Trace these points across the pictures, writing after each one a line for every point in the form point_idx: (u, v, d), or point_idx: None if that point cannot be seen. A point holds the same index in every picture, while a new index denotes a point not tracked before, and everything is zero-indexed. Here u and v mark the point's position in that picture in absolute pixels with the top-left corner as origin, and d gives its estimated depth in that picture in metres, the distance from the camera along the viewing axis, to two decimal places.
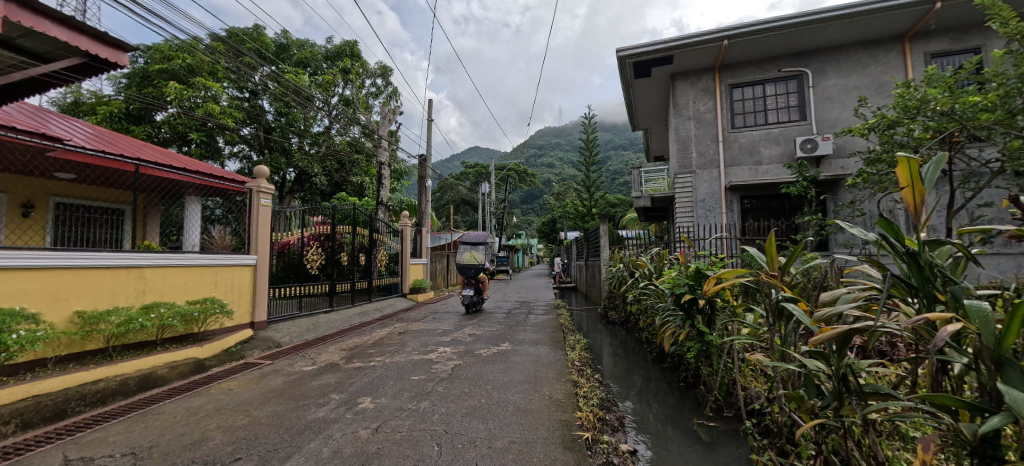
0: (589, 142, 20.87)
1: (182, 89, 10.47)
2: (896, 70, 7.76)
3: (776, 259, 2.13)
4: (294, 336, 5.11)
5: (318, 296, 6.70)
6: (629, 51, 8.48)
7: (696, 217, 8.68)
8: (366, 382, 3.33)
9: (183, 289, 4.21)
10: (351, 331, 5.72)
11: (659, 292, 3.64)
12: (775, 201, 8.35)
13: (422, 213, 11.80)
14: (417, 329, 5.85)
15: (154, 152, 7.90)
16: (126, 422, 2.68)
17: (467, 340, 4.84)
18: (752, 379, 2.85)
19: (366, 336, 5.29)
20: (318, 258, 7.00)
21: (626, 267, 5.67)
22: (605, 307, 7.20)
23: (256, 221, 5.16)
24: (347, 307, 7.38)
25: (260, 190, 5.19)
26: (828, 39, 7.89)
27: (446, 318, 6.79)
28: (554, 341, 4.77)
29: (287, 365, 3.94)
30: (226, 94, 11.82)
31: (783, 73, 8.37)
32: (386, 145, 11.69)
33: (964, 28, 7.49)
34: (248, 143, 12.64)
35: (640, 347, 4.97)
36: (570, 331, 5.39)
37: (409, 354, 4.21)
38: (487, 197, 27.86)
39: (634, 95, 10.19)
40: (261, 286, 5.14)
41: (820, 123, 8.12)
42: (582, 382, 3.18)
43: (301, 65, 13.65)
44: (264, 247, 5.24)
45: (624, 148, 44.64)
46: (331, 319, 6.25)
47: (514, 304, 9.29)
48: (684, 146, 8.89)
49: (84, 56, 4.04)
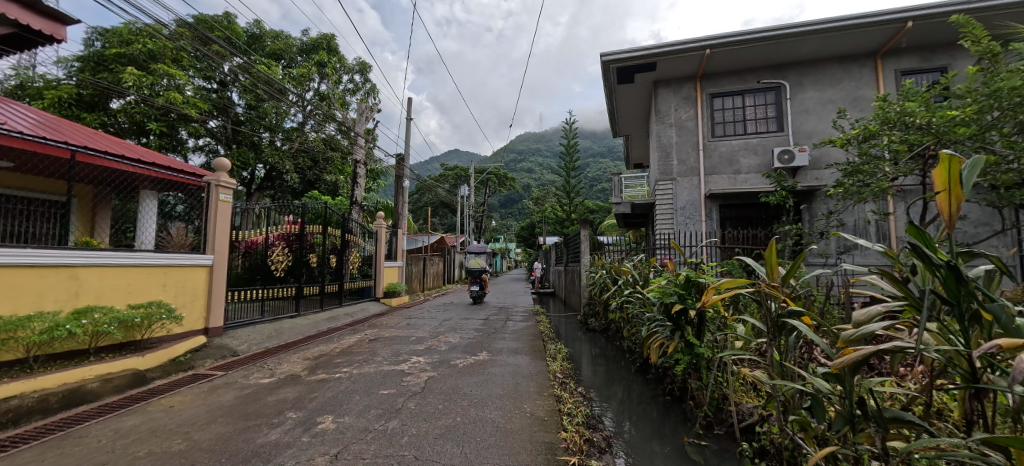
0: (570, 147, 20.96)
1: (142, 75, 9.74)
2: (868, 86, 8.03)
3: (776, 269, 2.02)
4: (254, 344, 4.70)
5: (284, 299, 6.27)
6: (613, 56, 8.43)
7: (676, 224, 8.68)
8: (330, 397, 3.02)
9: (124, 291, 3.76)
10: (317, 338, 5.34)
11: (646, 302, 3.51)
12: (752, 209, 8.49)
13: (399, 215, 11.41)
14: (389, 336, 5.53)
15: (108, 142, 7.29)
16: (37, 447, 2.28)
17: (443, 349, 4.56)
18: (743, 394, 2.74)
19: (334, 344, 4.94)
20: (284, 259, 6.54)
21: (609, 274, 5.53)
22: (585, 314, 7.07)
23: (215, 217, 4.75)
24: (315, 311, 6.96)
25: (219, 184, 4.78)
26: (805, 53, 8.10)
27: (421, 324, 6.49)
28: (534, 350, 4.56)
29: (241, 377, 3.57)
30: (192, 83, 11.12)
31: (762, 84, 8.53)
32: (363, 143, 11.28)
33: (931, 48, 7.82)
34: (214, 136, 11.95)
35: (622, 356, 4.83)
36: (550, 339, 5.20)
37: (379, 364, 3.91)
38: (467, 200, 27.52)
39: (616, 101, 10.19)
40: (218, 288, 4.71)
41: (796, 135, 8.29)
42: (565, 397, 2.97)
43: (275, 57, 13.05)
44: (224, 246, 4.82)
45: (603, 156, 45.26)
46: (296, 325, 5.84)
47: (492, 309, 9.04)
48: (665, 154, 8.92)
49: (13, 26, 3.59)
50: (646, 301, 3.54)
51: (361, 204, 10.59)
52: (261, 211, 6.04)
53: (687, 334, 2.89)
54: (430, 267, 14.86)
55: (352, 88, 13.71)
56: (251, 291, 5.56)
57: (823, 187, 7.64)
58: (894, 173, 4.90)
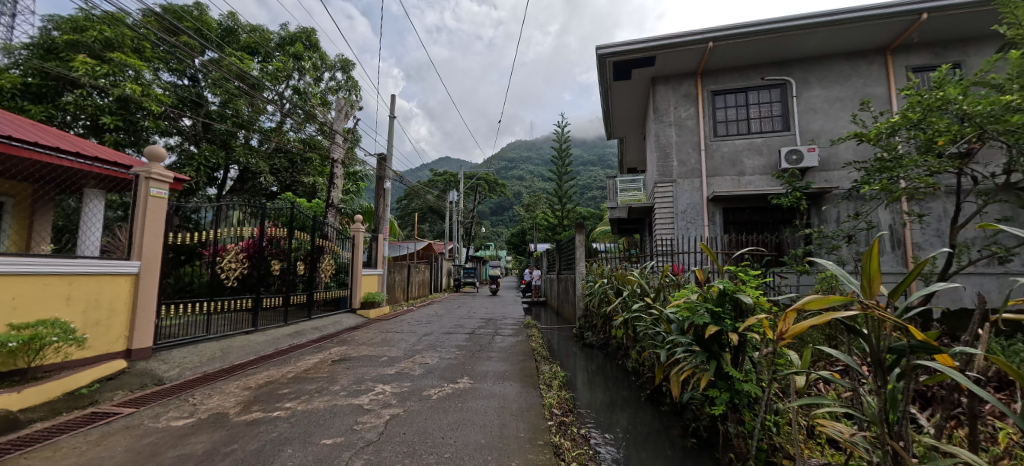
0: (562, 152, 20.56)
1: (96, 65, 8.84)
2: (878, 83, 7.63)
3: (876, 287, 1.44)
4: (188, 368, 3.90)
5: (239, 312, 5.45)
6: (609, 49, 7.88)
7: (676, 229, 8.12)
8: (252, 450, 2.25)
9: (7, 307, 2.94)
10: (271, 360, 4.55)
11: (663, 320, 2.86)
12: (757, 213, 7.90)
13: (379, 219, 10.59)
14: (358, 355, 4.76)
15: (39, 132, 6.33)
16: None
17: (417, 373, 3.83)
18: (804, 447, 2.07)
19: (288, 368, 4.17)
20: (238, 267, 5.57)
21: (610, 285, 4.86)
22: (581, 328, 6.43)
23: (142, 214, 3.95)
24: (278, 326, 6.15)
25: (150, 177, 3.98)
26: (813, 48, 7.66)
27: (398, 341, 5.72)
28: (525, 374, 3.85)
29: (150, 418, 2.77)
30: (159, 78, 10.29)
31: (767, 81, 8.07)
32: (342, 141, 10.52)
33: (943, 44, 7.47)
34: (183, 135, 11.14)
35: (627, 380, 4.14)
36: (544, 359, 4.51)
37: (333, 397, 3.13)
38: (456, 206, 26.73)
39: (611, 99, 9.65)
40: (147, 301, 3.95)
41: (804, 135, 7.81)
42: (567, 450, 2.27)
43: (250, 52, 12.29)
44: (155, 251, 4.04)
45: (593, 164, 45.09)
46: (251, 342, 5.03)
47: (480, 321, 8.31)
48: (665, 154, 8.36)
49: None
50: (665, 319, 2.89)
51: (338, 207, 9.82)
52: (240, 212, 5.62)
53: (721, 364, 2.21)
54: (415, 275, 14.05)
55: (333, 85, 12.96)
56: (192, 304, 4.69)
57: (835, 189, 7.15)
58: (932, 168, 4.37)
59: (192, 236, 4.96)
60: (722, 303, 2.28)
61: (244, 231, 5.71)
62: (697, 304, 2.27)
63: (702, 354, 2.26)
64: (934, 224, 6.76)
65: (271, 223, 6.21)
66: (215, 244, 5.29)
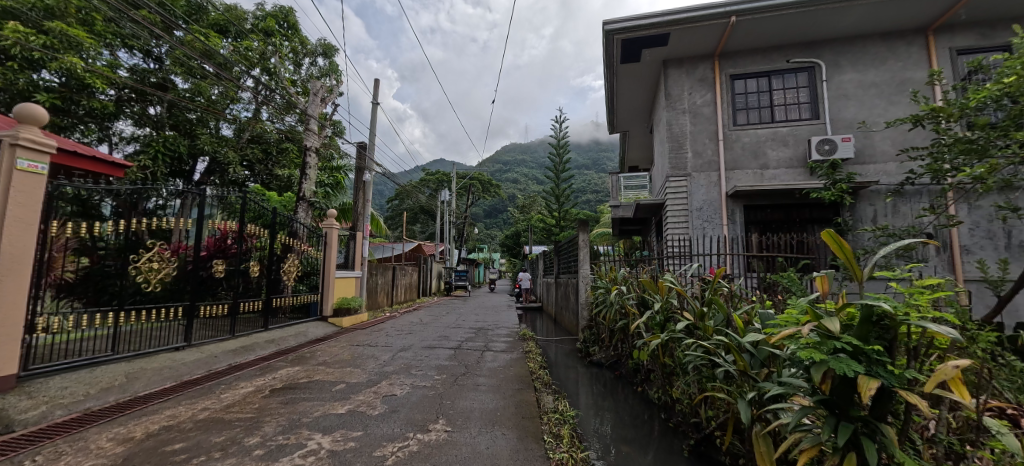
0: (560, 149, 19.67)
1: (30, 33, 7.55)
2: (918, 66, 6.84)
3: None
4: (60, 405, 2.85)
5: (168, 325, 4.40)
6: (618, 24, 6.94)
7: (691, 228, 7.21)
8: None
9: None
10: (193, 387, 3.51)
11: (733, 350, 1.92)
12: (782, 212, 6.97)
13: (359, 215, 9.56)
14: (309, 380, 3.76)
15: None
16: None
17: (377, 411, 2.84)
18: None
19: (206, 400, 3.14)
20: (162, 268, 4.43)
21: (632, 293, 3.89)
22: (585, 342, 5.53)
23: (3, 194, 2.90)
24: (223, 340, 5.09)
25: (18, 143, 2.96)
26: (847, 25, 6.82)
27: (367, 359, 4.70)
28: (523, 414, 2.86)
29: None
30: (116, 57, 9.16)
31: (792, 64, 7.22)
32: (318, 128, 9.42)
33: (990, 24, 6.72)
34: (143, 120, 10.02)
35: (656, 421, 3.18)
36: (546, 390, 3.53)
37: (237, 462, 2.09)
38: (447, 206, 25.64)
39: (616, 85, 8.72)
40: (8, 313, 2.88)
41: (835, 123, 6.96)
42: None
43: (219, 31, 11.13)
44: (23, 241, 2.99)
45: (590, 167, 44.35)
46: (176, 361, 3.99)
47: (468, 331, 7.34)
48: (677, 145, 7.48)
49: None
50: (736, 347, 1.96)
51: (310, 201, 8.74)
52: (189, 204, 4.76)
53: (884, 444, 1.25)
54: (400, 278, 12.96)
55: (312, 72, 11.93)
56: (88, 314, 3.62)
57: (874, 184, 6.34)
58: None
59: (122, 226, 4.02)
60: (868, 337, 1.32)
61: (187, 224, 4.73)
62: (820, 326, 1.34)
63: (841, 422, 1.29)
64: (985, 225, 5.94)
65: (220, 217, 5.24)
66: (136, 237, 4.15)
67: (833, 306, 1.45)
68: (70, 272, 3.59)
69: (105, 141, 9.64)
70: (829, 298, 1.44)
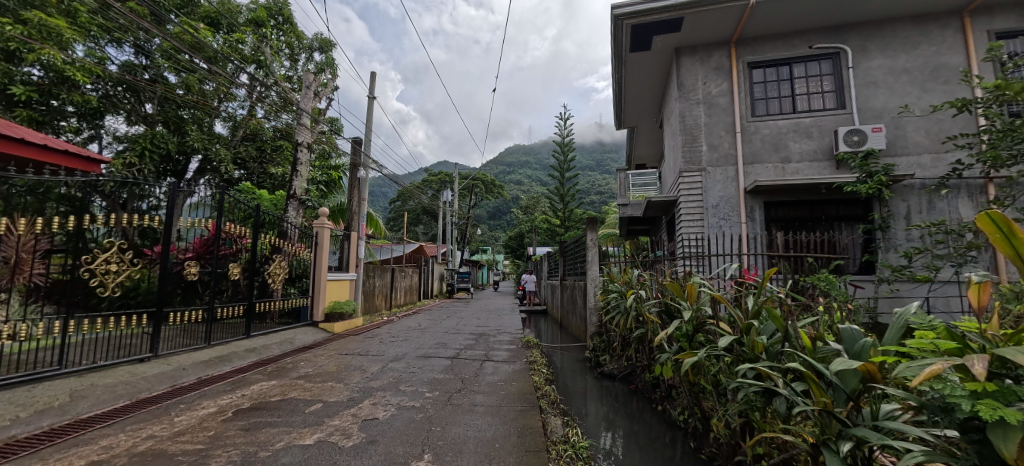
0: (565, 146, 19.18)
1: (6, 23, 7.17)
2: (954, 50, 6.31)
3: None
4: None
5: (133, 333, 3.98)
6: (627, 8, 6.45)
7: (707, 227, 6.69)
8: None
9: None
10: (147, 407, 3.06)
11: (808, 379, 1.46)
12: (805, 208, 6.45)
13: (354, 215, 9.12)
14: (281, 398, 3.30)
15: None
16: None
17: (352, 441, 2.37)
18: None
19: (156, 425, 2.69)
20: (121, 271, 4.00)
21: (651, 299, 3.41)
22: (593, 350, 5.06)
23: None
24: (198, 350, 4.65)
25: None
26: (876, 8, 6.31)
27: (353, 370, 4.25)
28: (527, 446, 2.37)
29: None
30: (101, 51, 8.84)
31: (815, 50, 6.72)
32: (310, 122, 8.95)
33: None
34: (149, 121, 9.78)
35: (683, 451, 2.69)
36: (553, 412, 3.03)
37: None
38: (450, 206, 25.19)
39: (624, 76, 8.24)
40: None
41: (863, 113, 6.44)
42: None
43: (211, 24, 10.77)
44: None
45: (595, 168, 43.77)
46: (133, 376, 3.54)
47: (468, 337, 6.86)
48: (691, 137, 6.97)
49: None
50: (811, 374, 1.50)
51: (302, 199, 8.32)
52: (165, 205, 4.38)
53: None
54: (400, 280, 12.50)
55: (308, 67, 11.52)
56: (11, 324, 3.15)
57: (911, 178, 5.80)
58: None
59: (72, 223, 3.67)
60: None
61: (157, 223, 4.30)
62: (990, 361, 0.88)
63: None
64: None
65: (203, 216, 4.86)
66: (84, 236, 3.74)
67: (987, 326, 1.02)
68: (43, 273, 3.43)
69: (94, 139, 9.29)
70: (985, 314, 1.05)
